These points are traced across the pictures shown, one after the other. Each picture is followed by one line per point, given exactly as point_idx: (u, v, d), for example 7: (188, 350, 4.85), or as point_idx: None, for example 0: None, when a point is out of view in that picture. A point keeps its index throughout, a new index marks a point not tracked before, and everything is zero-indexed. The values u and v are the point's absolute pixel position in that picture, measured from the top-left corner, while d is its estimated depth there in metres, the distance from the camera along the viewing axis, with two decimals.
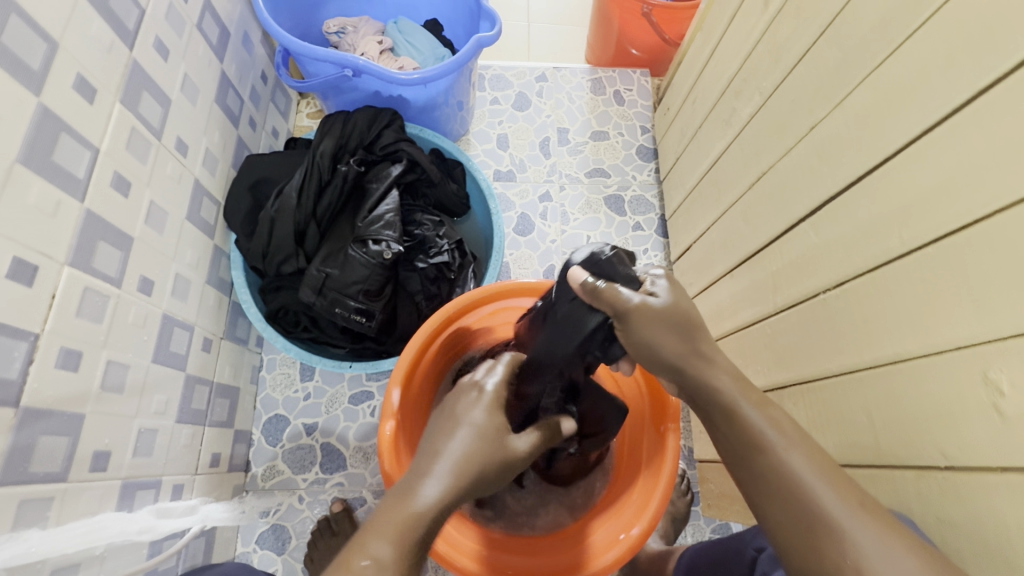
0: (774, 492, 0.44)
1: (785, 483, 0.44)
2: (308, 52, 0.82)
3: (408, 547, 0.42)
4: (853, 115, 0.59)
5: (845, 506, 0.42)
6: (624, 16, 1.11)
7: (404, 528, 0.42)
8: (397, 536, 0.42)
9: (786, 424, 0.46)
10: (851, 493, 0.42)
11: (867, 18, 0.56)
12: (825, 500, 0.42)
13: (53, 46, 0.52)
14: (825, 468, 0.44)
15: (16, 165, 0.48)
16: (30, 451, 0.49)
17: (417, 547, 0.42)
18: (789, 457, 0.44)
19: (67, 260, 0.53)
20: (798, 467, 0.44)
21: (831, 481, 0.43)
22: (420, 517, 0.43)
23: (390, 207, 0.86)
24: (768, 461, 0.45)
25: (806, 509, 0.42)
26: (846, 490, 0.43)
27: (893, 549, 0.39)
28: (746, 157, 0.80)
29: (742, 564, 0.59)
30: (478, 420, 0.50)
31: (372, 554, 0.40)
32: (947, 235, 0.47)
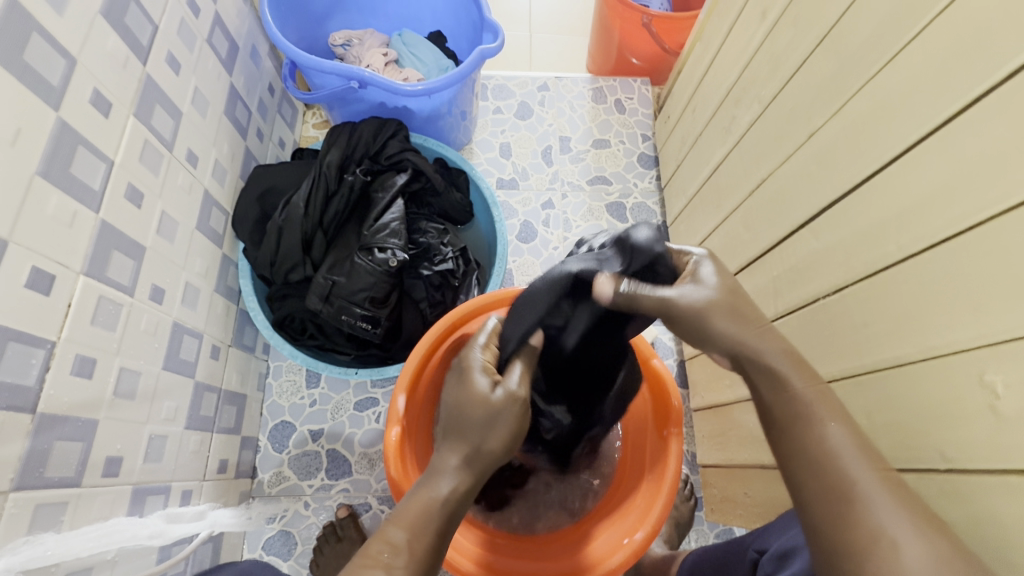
0: (808, 463, 0.43)
1: (819, 456, 0.43)
2: (315, 65, 0.83)
3: (422, 531, 0.46)
4: (849, 123, 0.60)
5: (880, 486, 0.41)
6: (625, 27, 1.13)
7: (421, 516, 0.46)
8: (414, 522, 0.46)
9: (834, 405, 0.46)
10: (888, 477, 0.41)
11: (862, 29, 0.58)
12: (859, 477, 0.41)
13: (72, 62, 0.54)
14: (866, 449, 0.43)
15: (36, 177, 0.50)
16: (46, 456, 0.50)
17: (431, 530, 0.46)
18: (829, 432, 0.44)
19: (82, 269, 0.54)
20: (837, 437, 0.43)
21: (868, 462, 0.42)
22: (434, 507, 0.47)
23: (396, 215, 0.87)
24: (806, 435, 0.44)
25: (836, 481, 0.42)
26: (878, 467, 0.42)
27: (921, 535, 0.38)
28: (745, 164, 0.81)
29: (744, 564, 0.59)
30: (470, 406, 0.52)
31: (390, 539, 0.45)
32: (943, 241, 0.48)
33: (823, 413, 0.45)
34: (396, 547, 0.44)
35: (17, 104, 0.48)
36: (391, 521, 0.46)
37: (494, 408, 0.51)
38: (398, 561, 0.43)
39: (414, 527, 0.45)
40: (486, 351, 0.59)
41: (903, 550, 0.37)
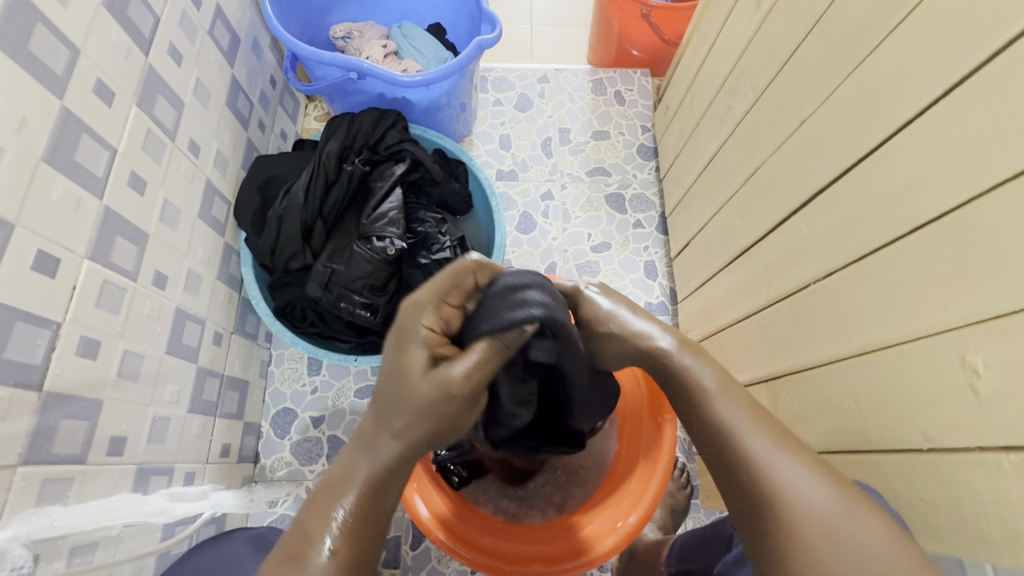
0: (711, 444, 0.47)
1: (716, 429, 0.47)
2: (314, 57, 0.85)
3: (340, 519, 0.42)
4: (839, 111, 0.60)
5: (770, 447, 0.44)
6: (624, 18, 1.13)
7: (337, 505, 0.42)
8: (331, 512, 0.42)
9: (720, 381, 0.50)
10: (777, 437, 0.45)
11: (851, 15, 0.58)
12: (751, 443, 0.45)
13: (76, 52, 0.55)
14: (753, 416, 0.47)
15: (41, 163, 0.51)
16: (53, 433, 0.52)
17: (352, 517, 0.42)
18: (721, 406, 0.48)
19: (87, 253, 0.56)
20: (728, 411, 0.48)
21: (758, 427, 0.46)
22: (350, 488, 0.43)
23: (394, 205, 0.89)
24: (700, 416, 0.49)
25: (732, 449, 0.45)
26: (772, 431, 0.46)
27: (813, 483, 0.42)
28: (740, 153, 0.82)
29: (721, 542, 0.62)
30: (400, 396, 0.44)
31: (305, 528, 0.42)
32: (926, 224, 0.48)
33: (712, 389, 0.49)
34: (309, 538, 0.41)
35: (22, 93, 0.49)
36: (311, 512, 0.43)
37: (425, 392, 0.43)
38: (315, 553, 0.41)
39: (332, 518, 0.42)
40: (431, 317, 0.49)
41: (800, 501, 0.41)
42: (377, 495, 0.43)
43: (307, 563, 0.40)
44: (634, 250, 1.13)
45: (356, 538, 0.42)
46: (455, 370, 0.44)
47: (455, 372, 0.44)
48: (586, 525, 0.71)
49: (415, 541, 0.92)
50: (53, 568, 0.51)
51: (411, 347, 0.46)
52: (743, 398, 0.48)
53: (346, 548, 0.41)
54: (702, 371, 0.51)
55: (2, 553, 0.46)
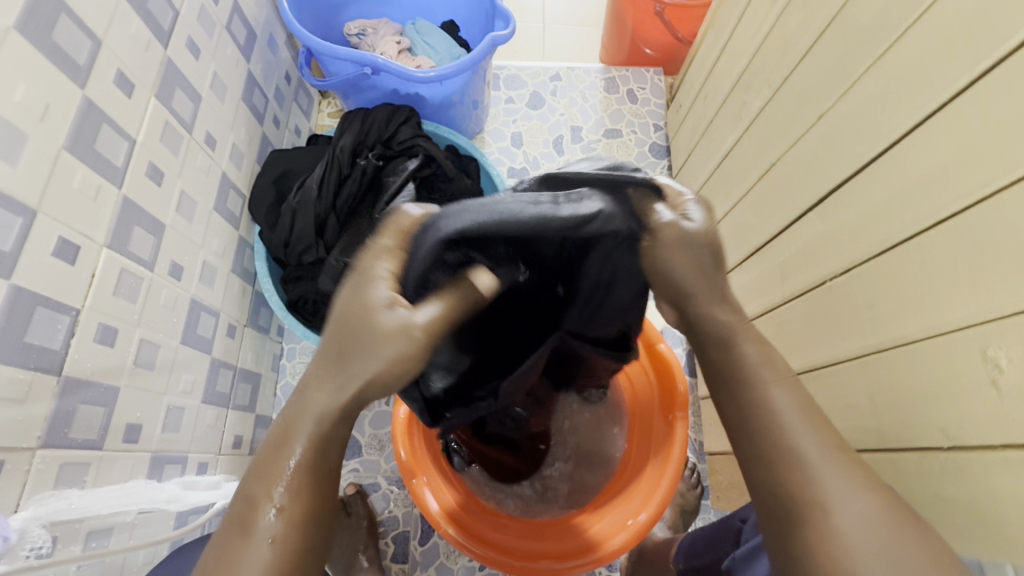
0: (751, 434, 0.43)
1: (762, 418, 0.43)
2: (329, 52, 0.85)
3: (288, 480, 0.42)
4: (857, 105, 0.59)
5: (820, 449, 0.41)
6: (638, 16, 1.13)
7: (281, 468, 0.42)
8: (279, 475, 0.42)
9: (779, 368, 0.45)
10: (829, 436, 0.42)
11: (871, 7, 0.57)
12: (798, 440, 0.42)
13: (98, 43, 0.56)
14: (809, 410, 0.43)
15: (63, 151, 0.52)
16: (71, 418, 0.53)
17: (300, 477, 0.42)
18: (774, 394, 0.43)
19: (106, 242, 0.57)
20: (782, 404, 0.43)
21: (810, 423, 0.42)
22: (293, 444, 0.42)
23: (407, 199, 0.89)
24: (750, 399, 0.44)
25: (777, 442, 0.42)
26: (823, 430, 0.42)
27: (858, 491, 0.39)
28: (755, 150, 0.81)
29: (729, 537, 0.62)
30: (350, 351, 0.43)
31: (250, 494, 0.42)
32: (947, 218, 0.47)
33: (764, 373, 0.45)
34: (256, 502, 0.41)
35: (45, 81, 0.50)
36: (255, 478, 0.42)
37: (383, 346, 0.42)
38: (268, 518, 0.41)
39: (280, 479, 0.42)
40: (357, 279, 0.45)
41: (840, 509, 0.38)
42: (322, 449, 0.43)
43: (259, 528, 0.41)
44: None
45: (303, 499, 0.42)
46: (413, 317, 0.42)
47: (418, 319, 0.42)
48: (594, 523, 0.71)
49: (424, 537, 0.92)
50: (71, 550, 0.52)
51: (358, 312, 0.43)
52: (800, 388, 0.44)
53: (293, 506, 0.42)
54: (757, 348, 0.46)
55: (23, 533, 0.46)
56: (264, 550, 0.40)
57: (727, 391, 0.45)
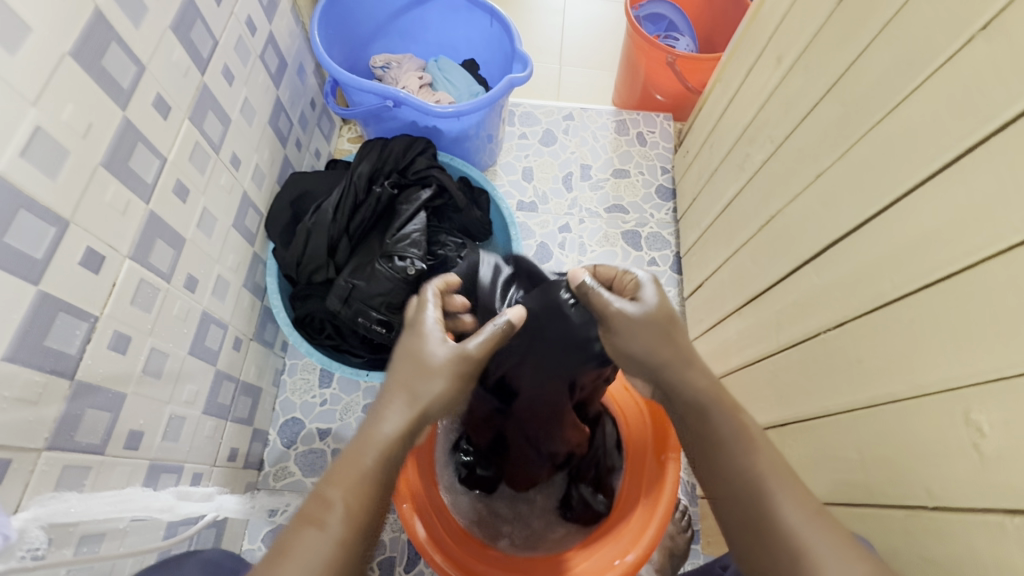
0: (738, 500, 0.48)
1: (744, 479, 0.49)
2: (354, 84, 0.90)
3: (355, 487, 0.46)
4: (852, 167, 0.62)
5: (802, 516, 0.46)
6: (650, 64, 1.19)
7: (361, 479, 0.46)
8: (350, 479, 0.46)
9: (755, 437, 0.51)
10: (809, 503, 0.47)
11: (868, 79, 0.61)
12: (778, 504, 0.47)
13: (142, 69, 0.60)
14: (786, 478, 0.48)
15: (99, 167, 0.55)
16: (77, 422, 0.55)
17: (365, 485, 0.46)
18: (755, 466, 0.49)
19: (129, 253, 0.60)
20: (763, 474, 0.48)
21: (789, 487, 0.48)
22: (368, 454, 0.48)
23: (418, 227, 0.92)
24: (733, 460, 0.50)
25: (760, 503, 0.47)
26: (803, 498, 0.47)
27: (835, 549, 0.43)
28: (756, 200, 0.84)
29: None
30: (426, 365, 0.53)
31: (323, 496, 0.45)
32: (936, 281, 0.49)
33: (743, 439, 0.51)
34: (327, 502, 0.45)
35: (90, 102, 0.53)
36: (329, 482, 0.46)
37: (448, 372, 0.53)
38: (331, 516, 0.44)
39: (348, 485, 0.46)
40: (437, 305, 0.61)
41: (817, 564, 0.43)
42: (390, 465, 0.49)
43: (327, 525, 0.43)
44: None
45: (368, 506, 0.46)
46: (468, 345, 0.55)
47: (470, 346, 0.55)
48: (582, 561, 0.71)
49: (409, 564, 0.91)
50: (63, 554, 0.53)
51: (434, 346, 0.55)
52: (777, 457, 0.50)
53: (357, 508, 0.45)
54: (723, 421, 0.52)
55: (22, 533, 0.48)
56: (326, 547, 0.42)
57: (716, 460, 0.51)
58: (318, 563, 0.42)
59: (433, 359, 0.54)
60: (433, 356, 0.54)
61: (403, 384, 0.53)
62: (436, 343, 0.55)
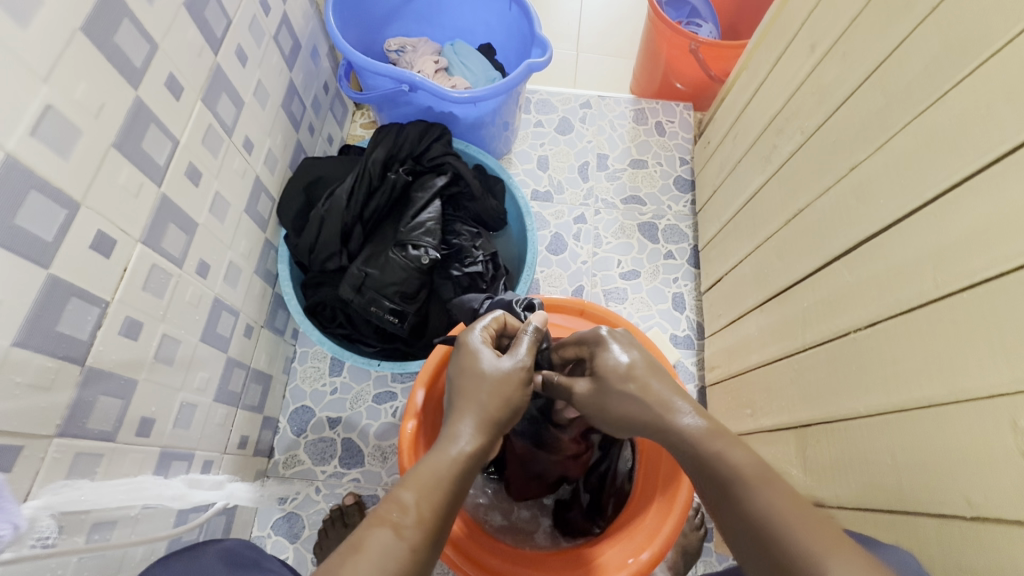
0: (749, 540, 0.42)
1: (751, 524, 0.42)
2: (370, 68, 0.87)
3: (427, 493, 0.44)
4: (891, 159, 0.59)
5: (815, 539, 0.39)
6: (672, 51, 1.15)
7: (436, 485, 0.45)
8: (423, 484, 0.45)
9: (755, 467, 0.45)
10: (826, 529, 0.40)
11: (913, 66, 0.58)
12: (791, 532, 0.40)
13: (155, 47, 0.58)
14: (793, 504, 0.42)
15: (112, 148, 0.54)
16: (90, 408, 0.54)
17: (438, 494, 0.44)
18: (759, 497, 0.43)
19: (141, 238, 0.58)
20: (769, 504, 0.42)
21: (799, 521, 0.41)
22: (442, 466, 0.46)
23: (432, 215, 0.90)
24: (738, 504, 0.44)
25: (775, 548, 0.40)
26: (816, 523, 0.40)
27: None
28: (783, 193, 0.81)
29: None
30: (487, 373, 0.54)
31: (396, 499, 0.44)
32: (984, 281, 0.47)
33: (745, 465, 0.46)
34: (402, 507, 0.43)
35: (102, 80, 0.52)
36: (404, 486, 0.45)
37: (510, 378, 0.54)
38: (407, 522, 0.42)
39: (423, 490, 0.44)
40: (493, 322, 0.64)
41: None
42: (465, 476, 0.47)
43: (403, 531, 0.42)
44: (663, 281, 1.12)
45: (443, 513, 0.44)
46: (522, 356, 0.56)
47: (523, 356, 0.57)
48: (607, 548, 0.69)
49: None
50: (74, 541, 0.52)
51: (489, 356, 0.56)
52: (790, 494, 0.43)
53: (432, 517, 0.43)
54: (737, 454, 0.46)
55: (34, 522, 0.47)
56: (401, 553, 0.41)
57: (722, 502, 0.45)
58: (393, 566, 0.39)
59: (489, 367, 0.54)
60: (490, 369, 0.54)
61: (468, 399, 0.52)
62: (487, 353, 0.56)
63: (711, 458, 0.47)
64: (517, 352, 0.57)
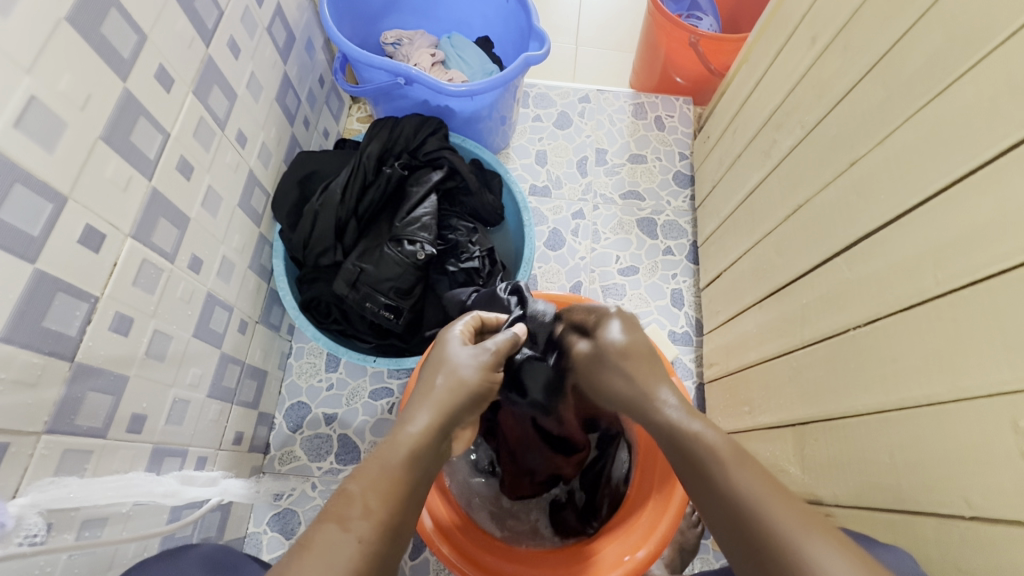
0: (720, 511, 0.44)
1: (723, 497, 0.44)
2: (365, 60, 0.86)
3: (377, 485, 0.42)
4: (892, 154, 0.58)
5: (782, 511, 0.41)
6: (672, 45, 1.14)
7: (386, 474, 0.43)
8: (373, 476, 0.43)
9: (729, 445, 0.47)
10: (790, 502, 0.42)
11: (915, 58, 0.56)
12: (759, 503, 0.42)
13: (143, 38, 0.57)
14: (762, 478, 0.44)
15: (99, 141, 0.53)
16: (79, 404, 0.53)
17: (388, 487, 0.42)
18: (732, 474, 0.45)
19: (131, 232, 0.57)
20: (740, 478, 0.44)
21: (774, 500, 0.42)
22: (394, 457, 0.45)
23: (428, 210, 0.89)
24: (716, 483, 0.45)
25: (747, 520, 0.42)
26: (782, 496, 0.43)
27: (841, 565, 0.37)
28: (783, 189, 0.80)
29: None
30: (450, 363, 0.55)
31: (343, 491, 0.42)
32: (986, 278, 0.46)
33: (719, 447, 0.47)
34: (348, 497, 0.41)
35: (89, 71, 0.51)
36: (353, 478, 0.43)
37: (470, 370, 0.55)
38: (353, 513, 0.40)
39: (372, 479, 0.43)
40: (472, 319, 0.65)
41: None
42: (416, 465, 0.46)
43: (348, 523, 0.39)
44: (661, 277, 1.11)
45: (393, 505, 0.42)
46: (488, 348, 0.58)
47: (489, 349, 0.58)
48: (604, 545, 0.69)
49: (415, 551, 0.90)
50: (63, 538, 0.52)
51: (456, 348, 0.57)
52: (767, 477, 0.44)
53: (379, 509, 0.41)
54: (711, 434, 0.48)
55: (20, 519, 0.47)
56: (346, 547, 0.38)
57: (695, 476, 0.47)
58: (342, 562, 0.37)
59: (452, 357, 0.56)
60: (452, 360, 0.55)
61: (427, 390, 0.53)
62: (457, 345, 0.58)
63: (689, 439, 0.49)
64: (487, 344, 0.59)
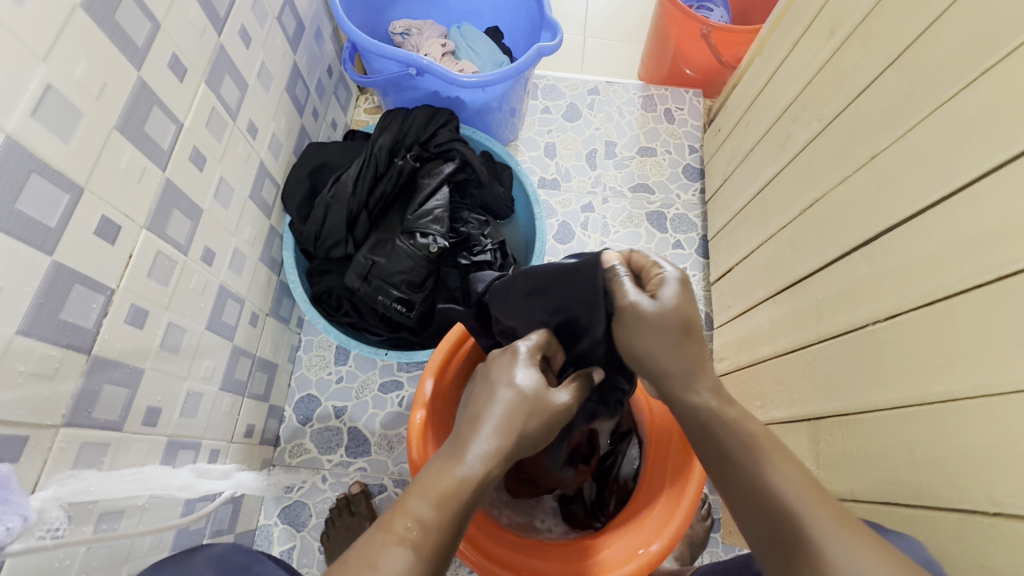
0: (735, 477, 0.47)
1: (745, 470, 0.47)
2: (376, 50, 0.85)
3: (444, 512, 0.41)
4: (914, 148, 0.58)
5: (796, 489, 0.44)
6: (683, 36, 1.12)
7: (453, 503, 0.42)
8: (442, 503, 0.41)
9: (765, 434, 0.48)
10: (809, 485, 0.44)
11: (939, 51, 0.56)
12: (774, 479, 0.45)
13: (156, 26, 0.56)
14: (782, 457, 0.46)
15: (114, 131, 0.52)
16: (95, 397, 0.53)
17: (453, 515, 0.41)
18: (762, 457, 0.47)
19: (145, 224, 0.57)
20: (764, 458, 0.47)
21: (800, 489, 0.44)
22: (465, 484, 0.42)
23: (440, 202, 0.88)
24: (741, 467, 0.47)
25: (758, 489, 0.45)
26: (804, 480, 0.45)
27: (861, 555, 0.39)
28: (798, 183, 0.79)
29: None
30: (535, 403, 0.47)
31: (410, 512, 0.41)
32: (1013, 273, 0.45)
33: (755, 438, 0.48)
34: (415, 521, 0.40)
35: (103, 59, 0.50)
36: (420, 497, 0.41)
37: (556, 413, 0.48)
38: (420, 538, 0.40)
39: (439, 506, 0.41)
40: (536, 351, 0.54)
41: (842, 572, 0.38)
42: (482, 493, 0.43)
43: (414, 546, 0.39)
44: None
45: (454, 535, 0.41)
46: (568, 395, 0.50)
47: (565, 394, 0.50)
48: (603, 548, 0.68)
49: None
50: (82, 531, 0.51)
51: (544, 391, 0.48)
52: (798, 467, 0.46)
53: (442, 537, 0.40)
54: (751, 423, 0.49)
55: (42, 513, 0.47)
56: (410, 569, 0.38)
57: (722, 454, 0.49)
58: None
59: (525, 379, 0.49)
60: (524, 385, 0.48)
61: (496, 408, 0.47)
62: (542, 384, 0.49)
63: (720, 423, 0.49)
64: (567, 389, 0.51)
